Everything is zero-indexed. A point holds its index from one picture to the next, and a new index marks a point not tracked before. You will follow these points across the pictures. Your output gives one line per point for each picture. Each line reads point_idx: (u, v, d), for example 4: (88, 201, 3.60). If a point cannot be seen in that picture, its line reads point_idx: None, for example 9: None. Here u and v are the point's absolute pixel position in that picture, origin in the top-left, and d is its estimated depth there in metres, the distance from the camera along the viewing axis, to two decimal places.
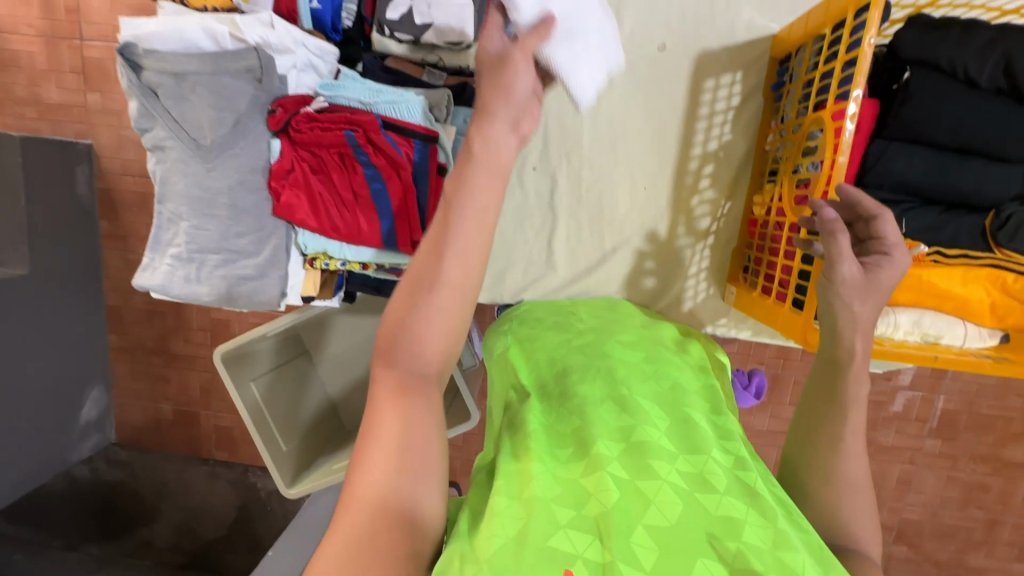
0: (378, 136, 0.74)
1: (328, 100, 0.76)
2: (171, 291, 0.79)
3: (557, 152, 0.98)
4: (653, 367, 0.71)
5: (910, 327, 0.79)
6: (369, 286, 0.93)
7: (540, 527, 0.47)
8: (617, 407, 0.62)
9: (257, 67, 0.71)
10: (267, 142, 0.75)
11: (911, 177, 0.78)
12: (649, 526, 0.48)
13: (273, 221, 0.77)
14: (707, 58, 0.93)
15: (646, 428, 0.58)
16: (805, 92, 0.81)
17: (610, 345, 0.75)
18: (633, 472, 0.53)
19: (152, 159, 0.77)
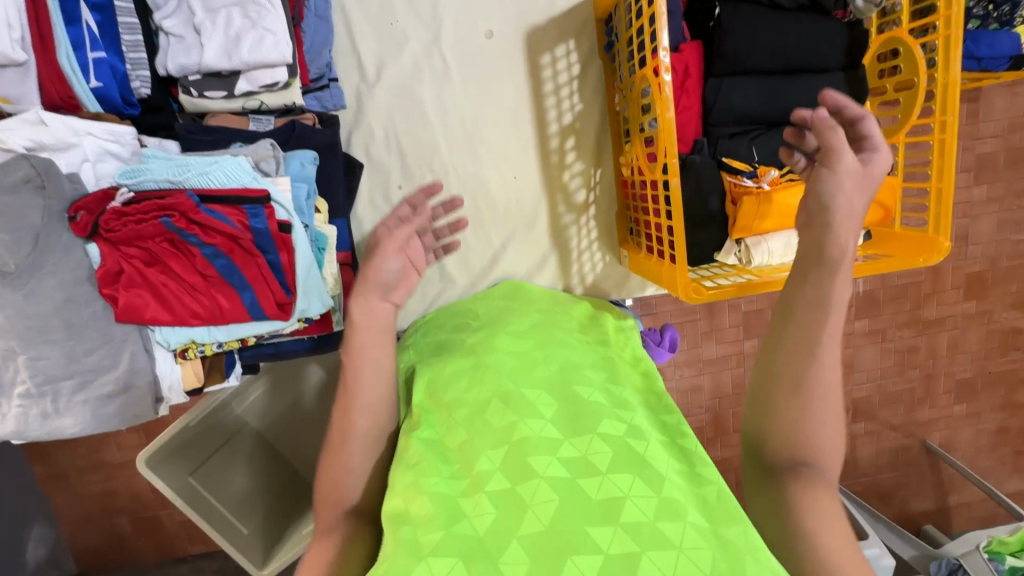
0: (198, 215, 0.68)
1: (133, 189, 0.69)
2: (30, 433, 0.71)
3: (416, 163, 0.94)
4: (545, 352, 0.67)
5: (783, 251, 0.81)
6: (265, 354, 0.87)
7: (402, 564, 0.44)
8: (506, 404, 0.57)
9: (33, 173, 0.65)
10: (82, 249, 0.68)
11: (750, 108, 0.81)
12: (522, 536, 0.45)
13: (120, 328, 0.70)
14: (535, 33, 0.92)
15: (529, 424, 0.54)
16: (629, 50, 0.81)
17: (498, 338, 0.70)
18: (513, 477, 0.49)
19: None
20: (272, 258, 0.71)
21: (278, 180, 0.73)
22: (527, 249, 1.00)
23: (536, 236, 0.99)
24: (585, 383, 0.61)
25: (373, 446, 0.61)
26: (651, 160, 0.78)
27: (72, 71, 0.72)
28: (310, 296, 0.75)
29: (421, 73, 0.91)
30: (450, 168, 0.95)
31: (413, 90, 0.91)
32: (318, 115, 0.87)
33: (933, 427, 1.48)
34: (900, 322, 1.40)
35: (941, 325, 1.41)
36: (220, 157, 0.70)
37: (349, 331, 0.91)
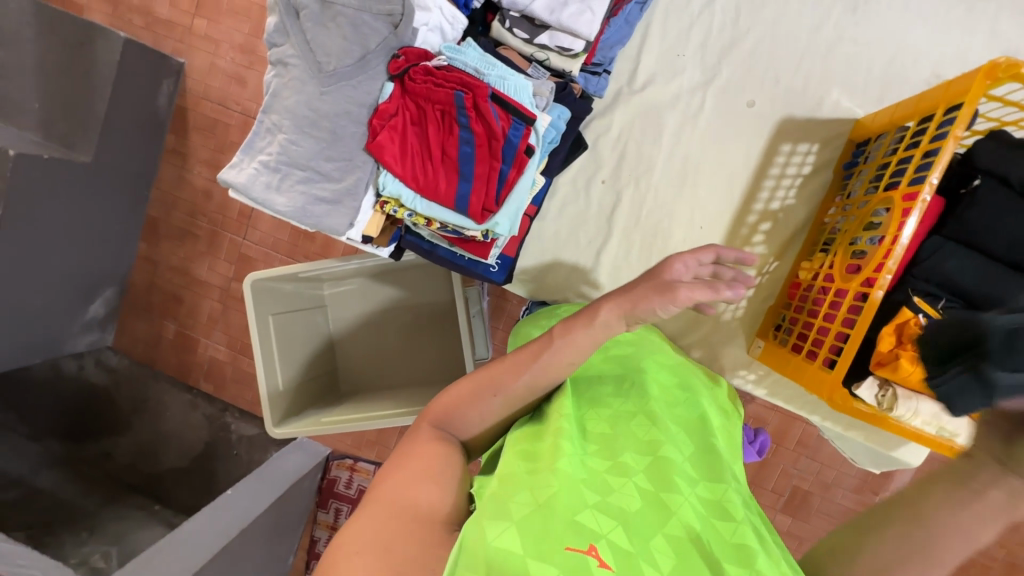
0: (483, 104, 0.88)
1: (447, 61, 0.92)
2: (251, 193, 0.87)
3: (625, 170, 1.22)
4: (683, 391, 0.85)
5: (927, 416, 0.97)
6: (421, 246, 1.02)
7: (570, 505, 0.61)
8: (652, 421, 0.76)
9: (397, 13, 0.86)
10: (381, 83, 0.90)
11: (960, 277, 0.99)
12: (671, 531, 0.63)
13: (363, 156, 0.90)
14: (788, 125, 1.17)
15: (672, 447, 0.72)
16: (877, 173, 1.02)
17: (644, 360, 0.88)
18: (657, 482, 0.67)
19: (270, 71, 0.89)
20: (504, 168, 0.90)
21: (545, 115, 0.93)
22: None
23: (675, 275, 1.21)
24: (709, 430, 0.79)
25: (543, 381, 0.79)
26: (850, 270, 0.97)
27: None
28: (506, 215, 0.93)
29: (676, 106, 1.19)
30: (653, 188, 1.21)
31: (662, 114, 1.20)
32: (581, 90, 1.04)
33: None
34: None
35: None
36: (516, 75, 0.92)
37: (493, 267, 1.05)
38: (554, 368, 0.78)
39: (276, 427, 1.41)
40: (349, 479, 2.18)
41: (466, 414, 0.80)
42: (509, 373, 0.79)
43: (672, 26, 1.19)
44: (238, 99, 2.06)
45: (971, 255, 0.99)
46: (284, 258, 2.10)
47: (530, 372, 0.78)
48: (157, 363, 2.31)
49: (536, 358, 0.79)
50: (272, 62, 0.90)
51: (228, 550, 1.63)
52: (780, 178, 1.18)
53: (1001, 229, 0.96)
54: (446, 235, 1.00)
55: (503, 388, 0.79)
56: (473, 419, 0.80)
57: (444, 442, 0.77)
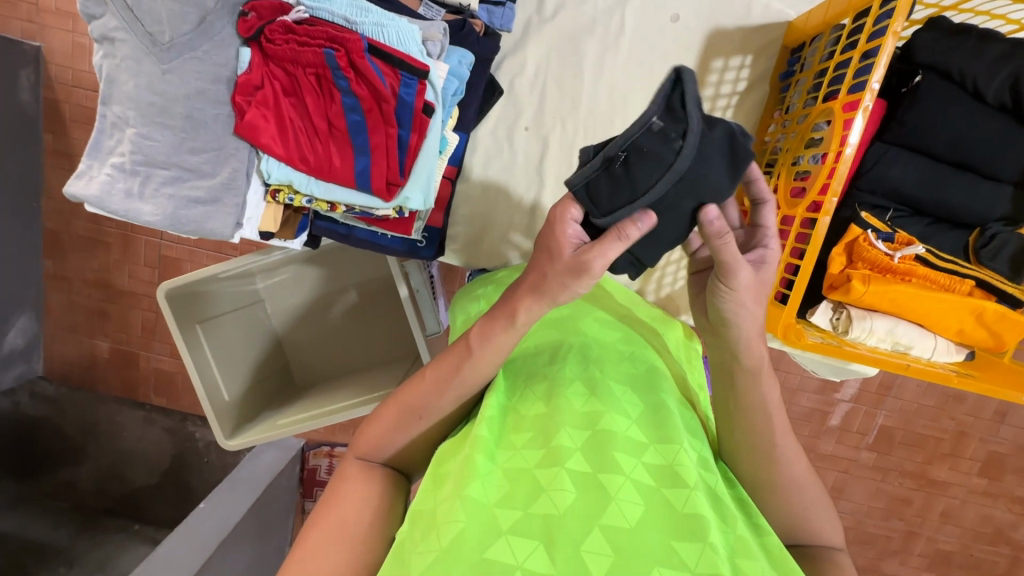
0: (360, 60, 0.78)
1: (309, 12, 0.81)
2: (109, 203, 0.80)
3: (549, 111, 1.12)
4: (628, 350, 0.79)
5: (883, 334, 0.96)
6: (336, 231, 0.97)
7: (480, 539, 0.55)
8: (589, 392, 0.69)
9: None
10: (236, 50, 0.81)
11: (905, 184, 0.97)
12: (609, 525, 0.56)
13: (234, 141, 0.82)
14: (717, 37, 1.08)
15: (615, 419, 0.65)
16: (815, 82, 0.96)
17: (584, 323, 0.81)
18: (594, 465, 0.61)
19: (98, 51, 0.78)
20: (403, 133, 0.82)
21: (439, 64, 0.83)
22: None
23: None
24: (655, 386, 0.73)
25: (467, 390, 0.74)
26: (795, 196, 0.93)
27: None
28: (418, 186, 0.87)
29: (594, 32, 1.08)
30: (582, 127, 1.11)
31: (580, 43, 1.09)
32: (484, 26, 0.93)
33: None
34: None
35: None
36: (398, 19, 0.81)
37: (420, 242, 1.00)
38: (479, 370, 0.73)
39: (227, 440, 1.32)
40: (330, 465, 2.14)
41: (391, 447, 0.77)
42: (429, 390, 0.75)
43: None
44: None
45: (913, 156, 0.96)
46: (211, 254, 1.93)
47: (452, 387, 0.74)
48: (100, 385, 2.16)
49: (455, 371, 0.74)
50: (99, 40, 0.79)
51: (212, 563, 1.59)
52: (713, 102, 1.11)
53: (945, 124, 0.92)
54: (360, 217, 0.93)
55: (428, 409, 0.75)
56: (402, 446, 0.77)
57: (364, 483, 0.75)
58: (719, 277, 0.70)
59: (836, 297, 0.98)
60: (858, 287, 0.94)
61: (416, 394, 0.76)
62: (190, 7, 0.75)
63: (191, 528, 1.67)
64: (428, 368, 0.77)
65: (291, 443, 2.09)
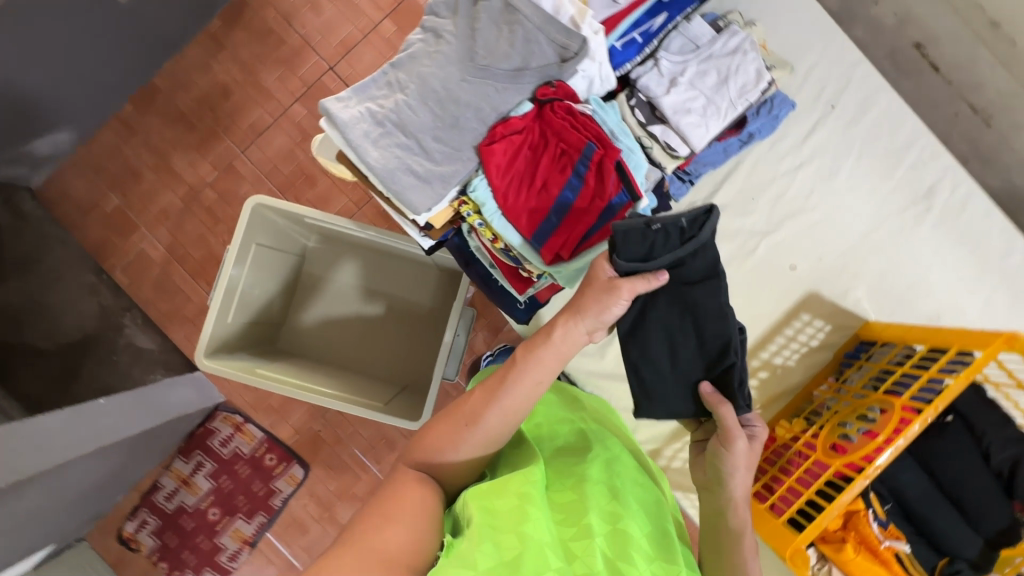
0: (608, 164, 0.99)
1: (592, 112, 1.04)
2: (345, 125, 0.97)
3: None
4: (634, 482, 1.03)
5: None
6: (464, 255, 1.17)
7: (533, 568, 0.76)
8: (614, 498, 0.94)
9: (564, 49, 0.98)
10: (521, 99, 1.03)
11: (915, 488, 1.41)
12: None
13: (470, 151, 1.02)
14: (812, 299, 1.51)
15: (632, 524, 0.90)
16: (877, 377, 1.38)
17: (609, 445, 1.10)
18: (614, 550, 0.85)
19: (423, 37, 1.01)
20: (593, 229, 1.02)
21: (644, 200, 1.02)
22: None
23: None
24: (649, 506, 0.99)
25: (509, 412, 0.92)
26: (833, 448, 1.31)
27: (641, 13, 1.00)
28: (570, 268, 1.05)
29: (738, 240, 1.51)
30: None
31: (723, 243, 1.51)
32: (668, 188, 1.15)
33: None
34: None
35: None
36: (640, 153, 1.05)
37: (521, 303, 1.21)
38: (516, 396, 0.92)
39: (204, 358, 1.28)
40: (228, 438, 1.99)
41: (450, 454, 0.91)
42: (475, 403, 0.93)
43: (752, 177, 1.50)
44: (306, 23, 1.98)
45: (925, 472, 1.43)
46: (275, 191, 1.99)
47: (497, 403, 0.91)
48: (75, 230, 2.03)
49: (500, 386, 0.93)
50: (428, 30, 1.03)
51: (67, 467, 1.37)
52: (792, 339, 1.53)
53: (954, 464, 1.41)
54: (505, 259, 1.11)
55: (474, 418, 0.91)
56: (450, 455, 0.91)
57: (424, 484, 0.88)
58: (721, 440, 0.96)
59: (826, 548, 1.39)
60: (849, 550, 1.35)
61: (467, 409, 0.93)
62: (516, 61, 0.99)
63: (72, 418, 1.41)
64: (476, 390, 0.95)
65: (211, 394, 1.95)
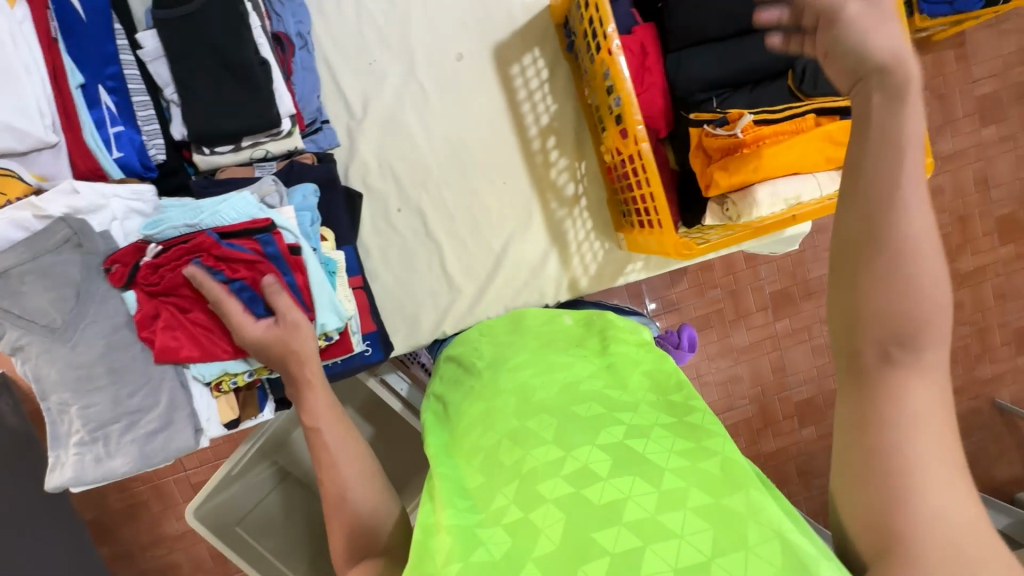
0: (221, 249, 0.73)
1: (159, 240, 0.74)
2: (87, 478, 0.76)
3: None
4: (543, 376, 0.63)
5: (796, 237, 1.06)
6: None
7: None
8: (557, 419, 0.56)
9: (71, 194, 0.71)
10: (119, 298, 0.74)
11: None
12: (538, 560, 0.44)
13: (159, 368, 0.76)
14: (501, 49, 0.98)
15: (544, 453, 0.52)
16: None
17: (501, 378, 0.66)
18: (576, 482, 0.48)
19: (18, 361, 0.74)
20: (290, 279, 0.77)
21: (284, 211, 0.79)
22: (528, 247, 1.03)
23: (509, 237, 1.02)
24: (590, 393, 0.58)
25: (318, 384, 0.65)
26: (623, 138, 0.82)
27: (96, 146, 0.78)
28: (327, 310, 0.79)
29: (402, 101, 0.98)
30: (448, 187, 1.01)
31: (392, 115, 0.98)
32: (316, 155, 0.93)
33: (999, 384, 1.46)
34: None
35: (978, 277, 1.41)
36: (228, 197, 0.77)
37: (366, 350, 0.95)
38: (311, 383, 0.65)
39: None
40: None
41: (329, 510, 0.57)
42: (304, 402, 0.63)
43: (357, 84, 0.97)
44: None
45: None
46: None
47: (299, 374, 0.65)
48: None
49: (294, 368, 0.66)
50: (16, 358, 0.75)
51: None
52: (523, 91, 0.99)
53: None
54: None
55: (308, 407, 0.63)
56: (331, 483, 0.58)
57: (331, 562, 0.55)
58: None
59: None
60: None
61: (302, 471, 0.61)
62: (13, 231, 0.69)
63: None
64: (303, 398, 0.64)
65: None
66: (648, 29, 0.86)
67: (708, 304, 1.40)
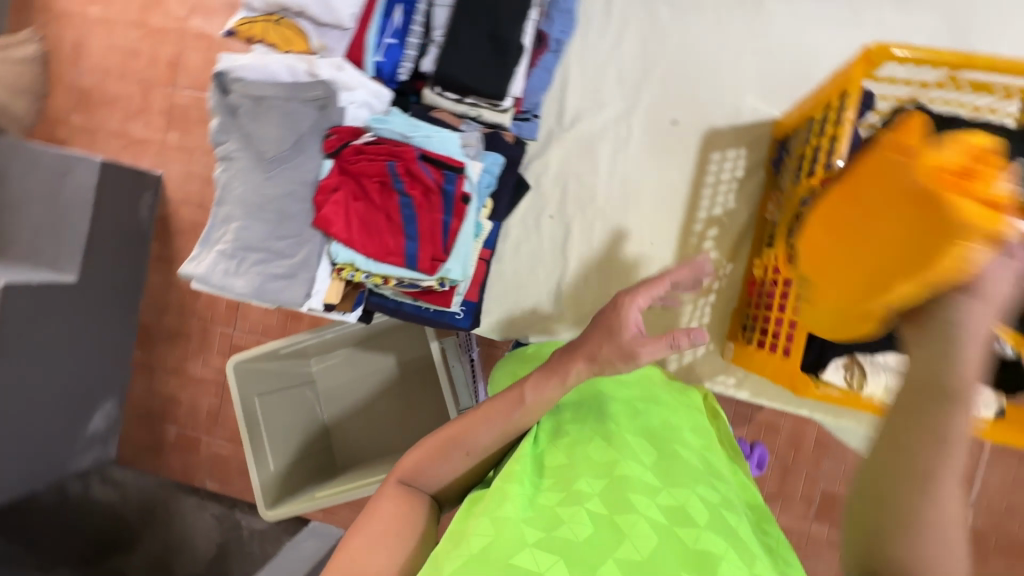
0: (414, 165, 0.84)
1: (375, 134, 0.87)
2: (210, 282, 0.86)
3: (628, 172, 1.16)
4: (650, 408, 0.69)
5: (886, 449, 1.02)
6: (387, 306, 1.00)
7: (506, 549, 0.49)
8: (658, 456, 0.61)
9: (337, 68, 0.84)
10: (319, 162, 0.86)
11: None
12: (619, 560, 0.48)
13: (311, 231, 0.86)
14: (713, 134, 1.04)
15: (630, 465, 0.57)
16: None
17: (605, 391, 0.71)
18: (670, 517, 0.52)
19: (219, 167, 0.88)
20: (446, 218, 0.85)
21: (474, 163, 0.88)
22: None
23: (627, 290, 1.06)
24: (689, 443, 0.64)
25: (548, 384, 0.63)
26: (789, 260, 0.84)
27: (370, 46, 0.92)
28: (458, 261, 0.88)
29: (606, 135, 1.06)
30: (600, 218, 1.06)
31: (594, 143, 1.06)
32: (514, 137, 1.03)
33: None
34: None
35: None
36: (443, 131, 0.88)
37: (458, 314, 1.01)
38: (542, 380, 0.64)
39: (267, 509, 1.27)
40: None
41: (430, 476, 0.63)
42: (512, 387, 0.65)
43: (575, 100, 1.07)
44: (128, 156, 1.65)
45: None
46: None
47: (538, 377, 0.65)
48: None
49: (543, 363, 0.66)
50: (219, 159, 0.89)
51: None
52: (715, 181, 1.04)
53: None
54: (408, 290, 0.96)
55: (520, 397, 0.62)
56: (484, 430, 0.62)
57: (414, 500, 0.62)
58: None
59: None
60: None
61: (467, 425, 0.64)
62: (285, 73, 0.83)
63: None
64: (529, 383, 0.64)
65: None
66: None
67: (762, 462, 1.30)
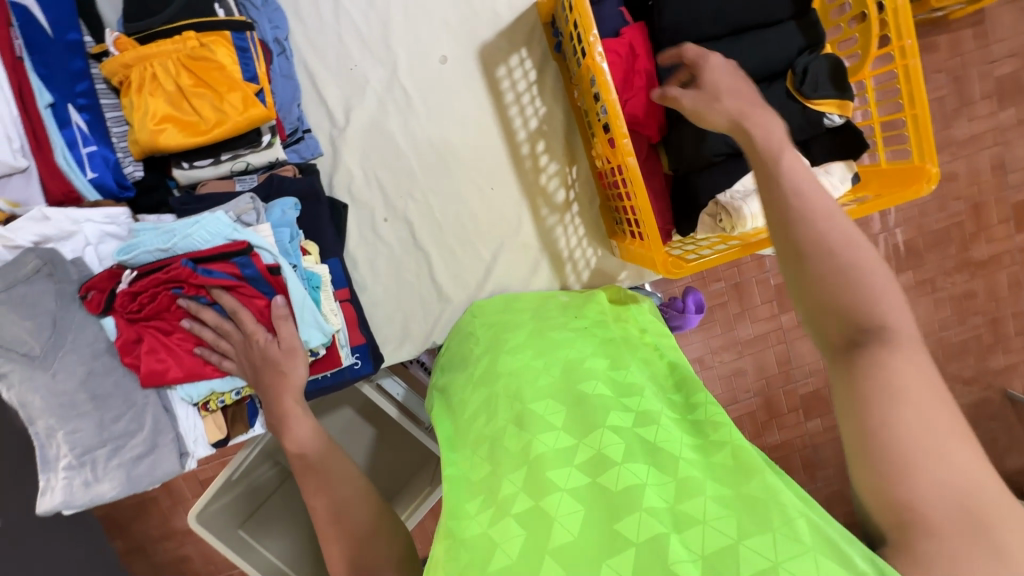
0: (199, 276, 0.73)
1: (133, 266, 0.74)
2: (76, 503, 0.75)
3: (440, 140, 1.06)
4: (546, 357, 0.63)
5: None
6: None
7: None
8: (566, 404, 0.55)
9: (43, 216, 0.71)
10: (96, 325, 0.74)
11: None
12: (554, 553, 0.42)
13: (142, 392, 0.76)
14: (487, 49, 0.94)
15: (541, 440, 0.51)
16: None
17: (502, 360, 0.65)
18: (592, 473, 0.48)
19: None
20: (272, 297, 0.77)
21: (260, 228, 0.79)
22: (517, 258, 1.00)
23: (508, 224, 0.99)
24: (593, 370, 0.58)
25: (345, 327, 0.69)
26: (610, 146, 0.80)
27: (68, 167, 0.76)
28: (310, 326, 0.77)
29: (387, 109, 0.95)
30: (430, 188, 0.97)
31: (382, 124, 0.95)
32: (298, 166, 0.90)
33: (1011, 374, 1.40)
34: (949, 267, 1.34)
35: (993, 264, 1.34)
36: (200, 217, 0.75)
37: (356, 364, 0.90)
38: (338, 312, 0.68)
39: None
40: None
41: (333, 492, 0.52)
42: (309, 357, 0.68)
43: (334, 92, 0.94)
44: None
45: None
46: None
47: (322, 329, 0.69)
48: None
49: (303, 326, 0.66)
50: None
51: None
52: (515, 95, 0.96)
53: None
54: None
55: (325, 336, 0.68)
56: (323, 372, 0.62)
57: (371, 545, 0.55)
58: None
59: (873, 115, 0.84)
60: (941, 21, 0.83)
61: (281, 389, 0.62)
62: None
63: None
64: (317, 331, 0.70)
65: None
66: (638, 28, 0.82)
67: (710, 297, 1.30)
